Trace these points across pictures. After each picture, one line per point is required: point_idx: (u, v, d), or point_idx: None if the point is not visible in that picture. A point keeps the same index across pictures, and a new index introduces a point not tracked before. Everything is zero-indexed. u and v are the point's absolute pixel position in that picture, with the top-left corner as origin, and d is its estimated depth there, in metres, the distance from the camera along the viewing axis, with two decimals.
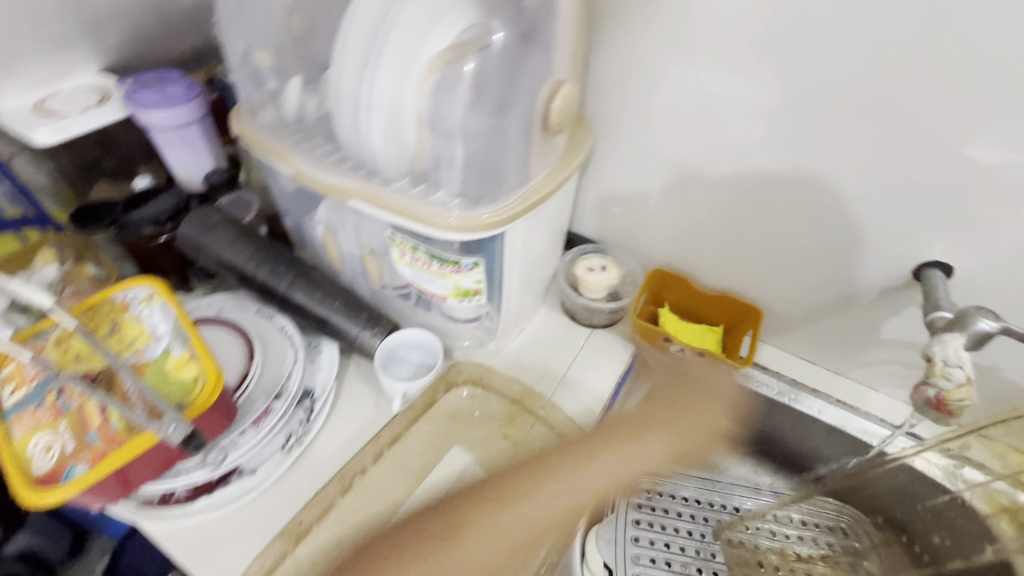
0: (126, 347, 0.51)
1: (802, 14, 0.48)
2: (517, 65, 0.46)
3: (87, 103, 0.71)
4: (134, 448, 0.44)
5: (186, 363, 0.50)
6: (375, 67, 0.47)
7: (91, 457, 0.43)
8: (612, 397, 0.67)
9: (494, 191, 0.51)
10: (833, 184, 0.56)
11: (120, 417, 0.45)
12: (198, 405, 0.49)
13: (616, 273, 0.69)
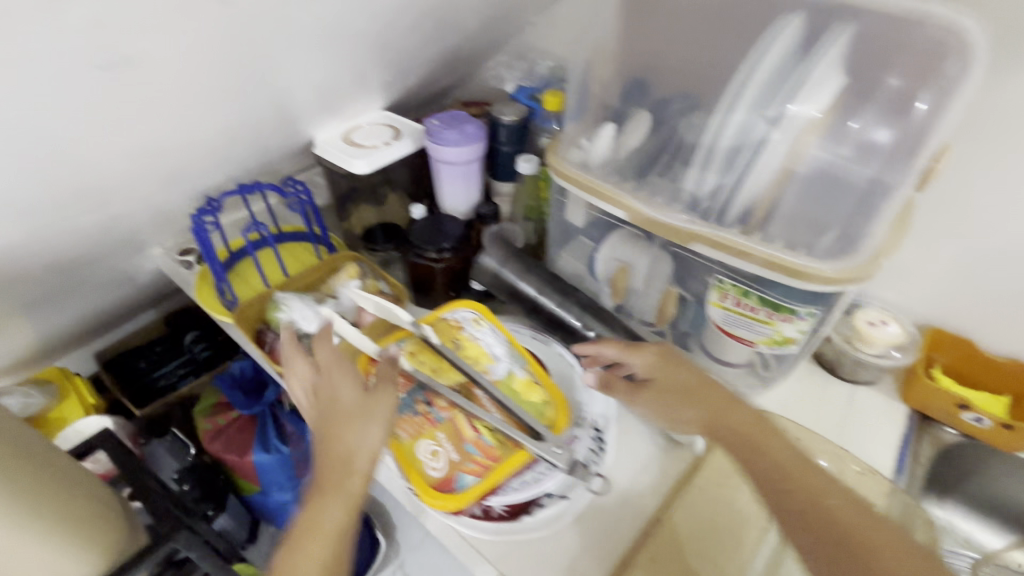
0: (477, 363, 0.60)
1: None
2: (917, 126, 0.46)
3: (385, 137, 0.79)
4: (512, 464, 0.54)
5: (532, 385, 0.59)
6: (778, 108, 0.49)
7: (477, 469, 0.55)
8: (898, 459, 0.64)
9: (846, 245, 0.50)
10: None
11: (491, 433, 0.56)
12: (558, 423, 0.58)
13: (897, 328, 0.68)
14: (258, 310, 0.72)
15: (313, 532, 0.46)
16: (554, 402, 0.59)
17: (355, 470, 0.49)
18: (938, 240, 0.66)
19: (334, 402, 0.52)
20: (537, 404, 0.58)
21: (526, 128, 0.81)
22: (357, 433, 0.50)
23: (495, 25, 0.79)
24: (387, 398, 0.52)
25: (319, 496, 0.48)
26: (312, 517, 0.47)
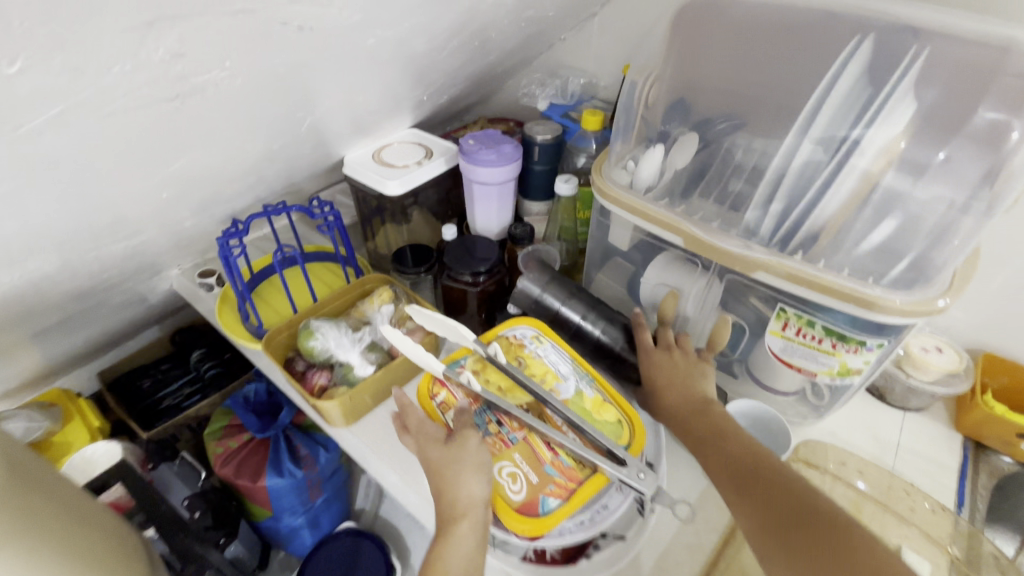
0: (545, 379, 0.59)
1: None
2: (1003, 150, 0.43)
3: (416, 157, 0.77)
4: (595, 486, 0.52)
5: (603, 405, 0.58)
6: (855, 136, 0.48)
7: (560, 492, 0.52)
8: (960, 491, 0.61)
9: (919, 276, 0.48)
10: None
11: (570, 454, 0.54)
12: (637, 445, 0.56)
13: (950, 355, 0.67)
14: (285, 337, 0.69)
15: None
16: (628, 422, 0.58)
17: (467, 512, 0.47)
18: (992, 264, 0.64)
19: (433, 459, 0.52)
20: (612, 424, 0.57)
21: (560, 147, 0.79)
22: (460, 479, 0.49)
23: (529, 44, 0.77)
24: (470, 443, 0.51)
25: (437, 543, 0.46)
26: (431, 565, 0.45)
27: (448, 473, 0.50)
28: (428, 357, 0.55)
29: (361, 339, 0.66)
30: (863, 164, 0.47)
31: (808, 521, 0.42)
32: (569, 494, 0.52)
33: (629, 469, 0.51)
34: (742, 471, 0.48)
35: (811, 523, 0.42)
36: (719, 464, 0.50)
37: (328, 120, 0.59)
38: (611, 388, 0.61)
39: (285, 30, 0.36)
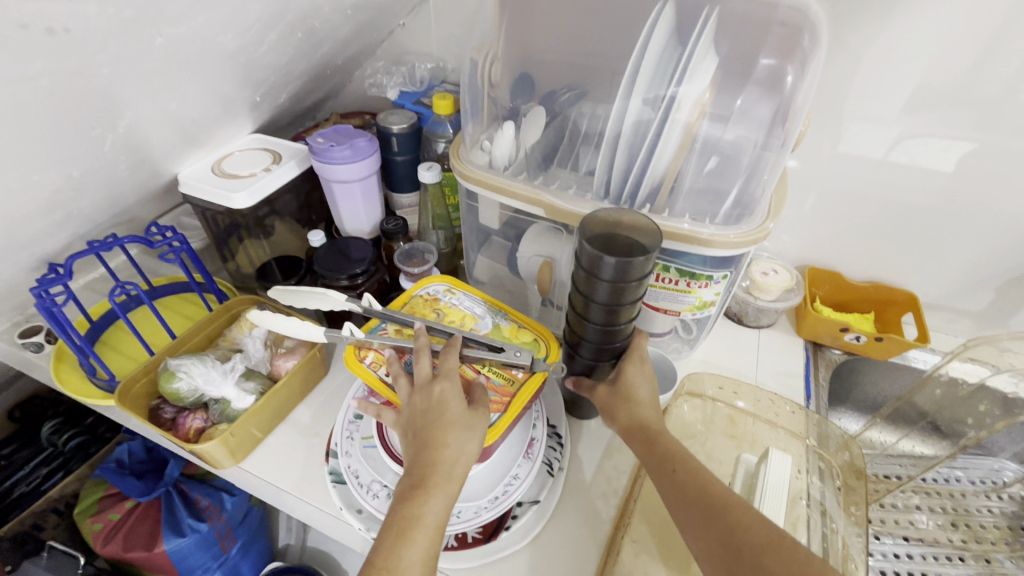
0: (464, 321, 0.59)
1: (974, 40, 0.57)
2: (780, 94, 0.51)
3: (261, 163, 0.71)
4: (529, 391, 0.53)
5: (520, 330, 0.59)
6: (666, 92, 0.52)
7: (496, 407, 0.52)
8: (807, 386, 0.72)
9: (741, 211, 0.54)
10: (990, 175, 0.64)
11: (498, 373, 0.54)
12: (553, 354, 0.58)
13: (786, 273, 0.76)
14: (146, 384, 0.61)
15: (415, 531, 0.42)
16: (544, 339, 0.59)
17: (457, 477, 0.45)
18: (799, 192, 0.75)
19: (439, 408, 0.47)
20: (531, 344, 0.58)
21: (418, 135, 0.78)
22: (460, 441, 0.46)
23: (365, 31, 0.75)
24: (480, 412, 0.48)
25: (412, 491, 0.44)
26: (408, 520, 0.42)
27: (435, 434, 0.46)
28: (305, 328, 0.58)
29: (234, 369, 0.60)
30: (682, 117, 0.52)
31: (672, 478, 0.47)
32: (505, 407, 0.52)
33: (508, 352, 0.54)
34: (688, 503, 0.45)
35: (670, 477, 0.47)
36: (636, 439, 0.51)
37: (140, 133, 0.53)
38: (526, 318, 0.62)
39: (29, 33, 0.33)
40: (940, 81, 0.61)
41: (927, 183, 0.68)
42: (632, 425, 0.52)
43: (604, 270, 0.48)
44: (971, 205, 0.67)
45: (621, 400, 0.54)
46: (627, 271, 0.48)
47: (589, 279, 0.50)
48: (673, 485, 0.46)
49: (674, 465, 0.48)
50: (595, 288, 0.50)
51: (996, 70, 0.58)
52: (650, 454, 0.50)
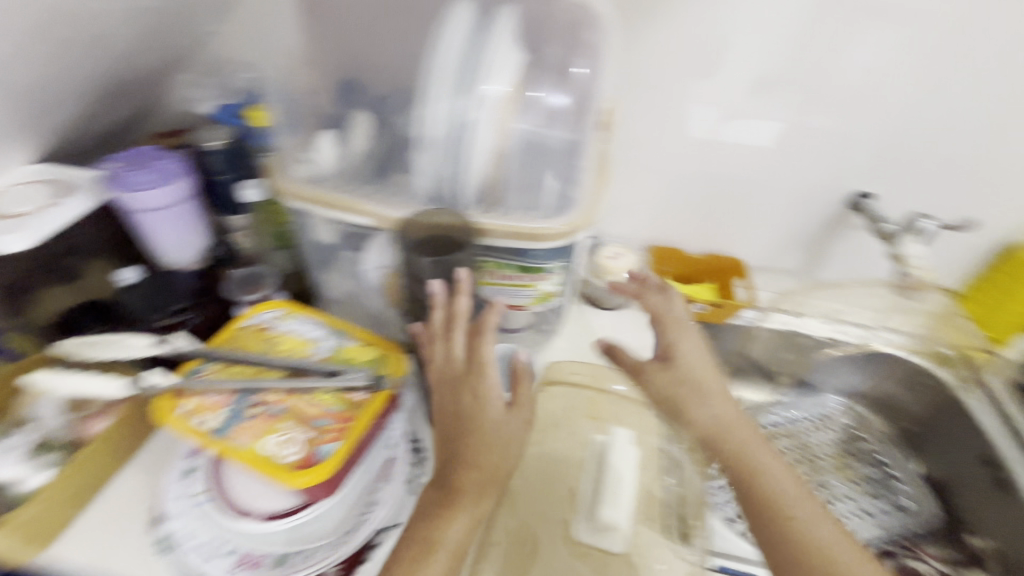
0: (298, 348, 0.55)
1: (745, 28, 0.64)
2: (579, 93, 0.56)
3: (37, 198, 0.61)
4: (373, 409, 0.50)
5: (362, 347, 0.56)
6: (476, 89, 0.51)
7: (335, 433, 0.48)
8: (658, 358, 0.77)
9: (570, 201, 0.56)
10: (779, 147, 0.73)
11: (336, 397, 0.50)
12: (398, 366, 0.55)
13: (627, 256, 0.81)
14: None
15: (432, 554, 0.45)
16: (389, 351, 0.56)
17: (503, 475, 0.49)
18: (631, 179, 0.80)
19: (477, 412, 0.49)
20: (374, 359, 0.55)
21: (241, 150, 0.69)
22: (511, 433, 0.50)
23: (156, 43, 0.67)
24: (523, 401, 0.51)
25: (439, 508, 0.47)
26: (430, 541, 0.46)
27: (485, 446, 0.48)
28: (98, 381, 0.51)
29: (22, 443, 0.52)
30: (506, 116, 0.52)
31: (760, 507, 0.47)
32: (346, 432, 0.48)
33: (346, 374, 0.52)
34: (779, 551, 0.45)
35: (762, 509, 0.47)
36: (728, 465, 0.50)
37: None
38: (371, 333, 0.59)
39: None
40: (727, 68, 0.68)
41: (733, 160, 0.75)
42: (730, 434, 0.52)
43: (425, 271, 0.52)
44: (773, 177, 0.76)
45: (683, 385, 0.54)
46: (449, 268, 0.53)
47: (415, 281, 0.55)
48: (776, 519, 0.46)
49: (750, 470, 0.49)
50: (421, 289, 0.56)
51: (778, 58, 0.66)
52: (748, 476, 0.49)
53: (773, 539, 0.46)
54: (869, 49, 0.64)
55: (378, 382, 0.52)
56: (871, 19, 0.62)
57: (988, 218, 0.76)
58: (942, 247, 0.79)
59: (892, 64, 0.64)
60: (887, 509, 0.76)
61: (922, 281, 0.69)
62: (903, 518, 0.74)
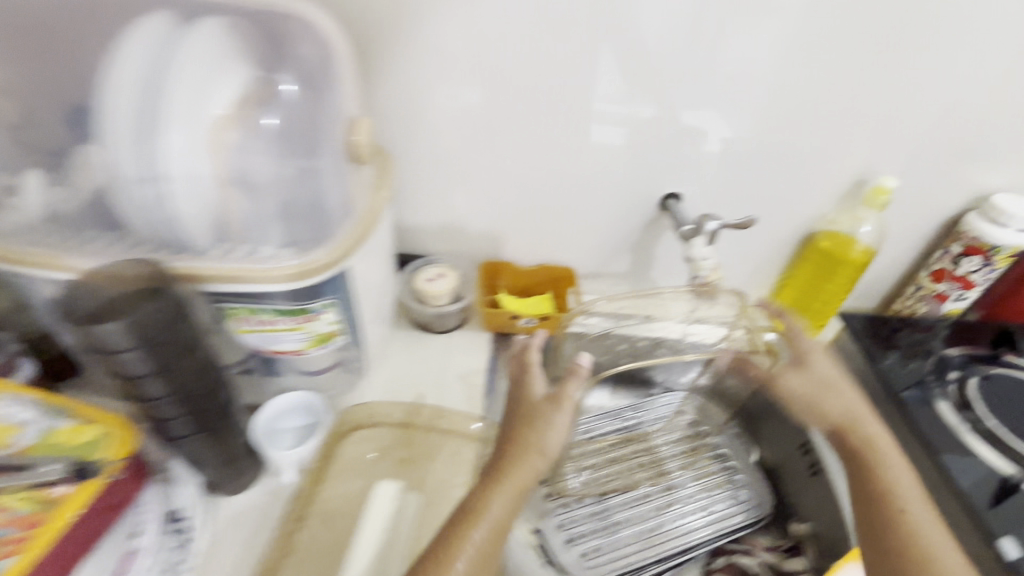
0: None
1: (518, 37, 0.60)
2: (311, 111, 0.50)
3: None
4: (68, 510, 0.46)
5: (78, 429, 0.51)
6: (163, 129, 0.43)
7: (15, 547, 0.43)
8: (486, 381, 0.74)
9: (323, 230, 0.52)
10: (582, 157, 0.71)
11: (26, 500, 0.45)
12: (117, 450, 0.50)
13: (452, 276, 0.75)
14: None
15: (469, 525, 0.50)
16: (112, 431, 0.51)
17: (541, 457, 0.55)
18: (444, 195, 0.76)
19: (539, 417, 0.57)
20: (89, 443, 0.50)
21: None
22: (550, 437, 0.57)
23: None
24: (555, 421, 0.57)
25: (477, 493, 0.52)
26: (469, 511, 0.51)
27: (521, 455, 0.55)
28: None
29: None
30: (208, 165, 0.45)
31: (872, 494, 0.56)
32: (29, 543, 0.43)
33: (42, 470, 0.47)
34: (885, 541, 0.53)
35: (874, 496, 0.56)
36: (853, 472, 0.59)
37: None
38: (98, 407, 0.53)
39: None
40: (509, 78, 0.64)
41: (540, 171, 0.73)
42: (862, 464, 0.59)
43: (116, 341, 0.40)
44: (584, 185, 0.74)
45: (831, 394, 0.64)
46: (150, 327, 0.41)
47: (110, 356, 0.41)
48: (884, 504, 0.55)
49: (884, 484, 0.57)
50: (123, 364, 0.42)
51: (558, 63, 0.62)
52: (865, 489, 0.57)
53: (879, 532, 0.54)
54: (646, 50, 0.61)
55: (82, 474, 0.48)
56: (640, 18, 0.59)
57: (795, 211, 0.76)
58: (760, 241, 0.80)
59: (671, 64, 0.62)
60: (729, 502, 0.77)
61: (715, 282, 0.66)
62: (743, 511, 0.75)
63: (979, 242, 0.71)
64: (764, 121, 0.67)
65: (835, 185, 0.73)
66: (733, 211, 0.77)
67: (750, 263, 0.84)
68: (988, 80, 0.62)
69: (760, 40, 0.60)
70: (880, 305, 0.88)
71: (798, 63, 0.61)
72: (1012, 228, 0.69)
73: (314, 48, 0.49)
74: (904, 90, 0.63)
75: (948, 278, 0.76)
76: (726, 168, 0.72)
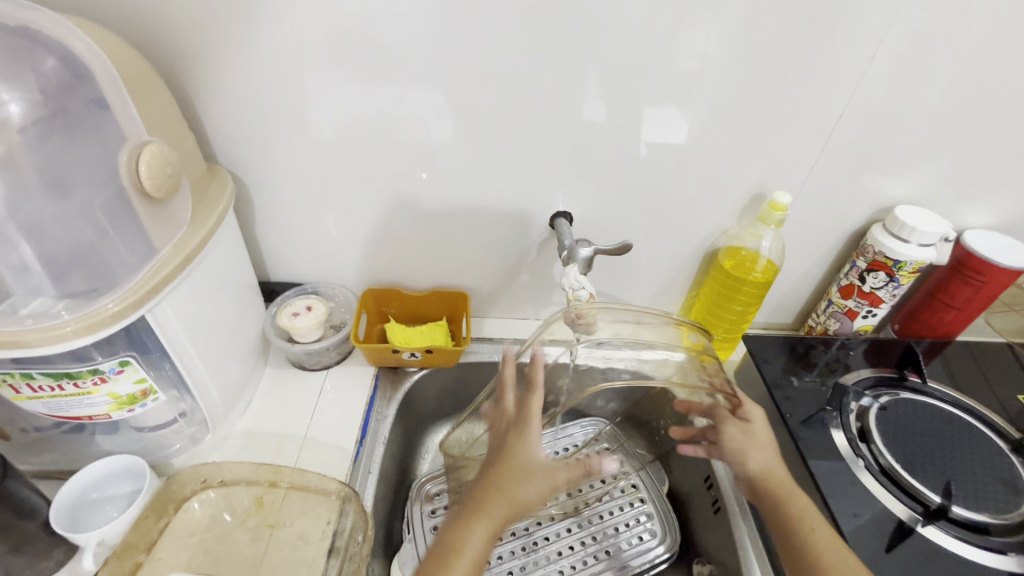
0: None
1: (360, 40, 0.55)
2: (75, 138, 0.42)
3: None
4: None
5: None
6: None
7: None
8: (365, 425, 0.66)
9: (112, 276, 0.45)
10: (456, 172, 0.65)
11: None
12: None
13: (323, 308, 0.70)
14: None
15: (454, 561, 0.42)
16: None
17: (520, 497, 0.44)
18: (313, 217, 0.70)
19: (520, 452, 0.45)
20: None
21: None
22: (530, 475, 0.45)
23: None
24: (531, 440, 0.46)
25: (458, 526, 0.44)
26: (451, 549, 0.42)
27: (504, 481, 0.44)
28: None
29: None
30: None
31: (800, 548, 0.49)
32: None
33: None
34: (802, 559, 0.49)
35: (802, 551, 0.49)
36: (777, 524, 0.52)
37: None
38: None
39: None
40: (360, 87, 0.58)
41: (414, 188, 0.67)
42: (784, 511, 0.52)
43: None
44: (467, 204, 0.69)
45: (755, 442, 0.56)
46: None
47: None
48: (810, 558, 0.48)
49: (805, 524, 0.51)
50: None
51: (415, 72, 0.57)
52: (790, 533, 0.51)
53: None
54: (508, 58, 0.56)
55: None
56: (496, 25, 0.54)
57: (695, 227, 0.72)
58: (661, 258, 0.76)
59: (539, 74, 0.57)
60: (636, 540, 0.71)
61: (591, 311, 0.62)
62: (649, 550, 0.70)
63: (883, 257, 0.67)
64: (646, 132, 0.62)
65: (731, 199, 0.68)
66: (629, 227, 0.72)
67: (656, 281, 0.79)
68: (874, 87, 0.58)
69: (628, 47, 0.56)
70: (796, 320, 0.84)
71: (674, 69, 0.57)
72: (915, 243, 0.65)
73: (75, 62, 0.42)
74: (784, 94, 0.59)
75: (857, 295, 0.72)
76: (614, 182, 0.67)
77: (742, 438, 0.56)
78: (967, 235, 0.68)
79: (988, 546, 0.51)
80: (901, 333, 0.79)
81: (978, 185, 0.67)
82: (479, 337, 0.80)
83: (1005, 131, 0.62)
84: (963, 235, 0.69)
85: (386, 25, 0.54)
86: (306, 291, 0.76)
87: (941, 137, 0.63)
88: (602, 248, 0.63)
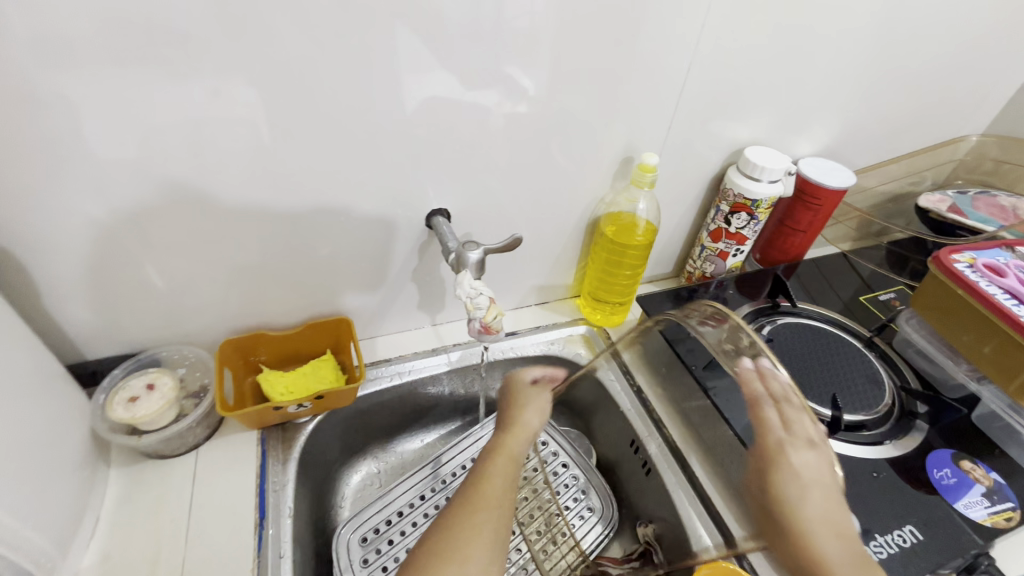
0: None
1: (126, 35, 0.41)
2: None
3: None
4: None
5: None
6: None
7: None
8: (262, 503, 0.56)
9: None
10: (301, 183, 0.55)
11: None
12: None
13: (171, 383, 0.57)
14: None
15: (498, 457, 0.55)
16: None
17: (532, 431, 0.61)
18: (125, 271, 0.55)
19: (513, 385, 0.67)
20: None
21: None
22: (538, 409, 0.64)
23: None
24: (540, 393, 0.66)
25: (497, 440, 0.58)
26: (496, 451, 0.56)
27: (514, 401, 0.64)
28: None
29: None
30: None
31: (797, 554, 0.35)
32: None
33: None
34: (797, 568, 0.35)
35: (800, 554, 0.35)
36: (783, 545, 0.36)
37: None
38: None
39: None
40: (143, 96, 0.45)
41: (252, 209, 0.55)
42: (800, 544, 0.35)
43: None
44: (322, 217, 0.59)
45: (811, 501, 0.37)
46: None
47: None
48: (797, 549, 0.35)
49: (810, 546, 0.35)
50: None
51: (216, 69, 0.45)
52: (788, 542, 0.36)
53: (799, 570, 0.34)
54: (333, 40, 0.47)
55: None
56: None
57: (574, 198, 0.70)
58: (547, 235, 0.73)
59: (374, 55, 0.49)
60: (580, 520, 0.70)
61: (493, 322, 0.60)
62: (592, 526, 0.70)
63: (743, 199, 0.71)
64: (506, 107, 0.58)
65: (603, 165, 0.67)
66: (509, 212, 0.68)
67: (546, 259, 0.77)
68: (714, 33, 0.60)
69: (473, 15, 0.50)
70: (676, 268, 0.89)
71: (522, 34, 0.53)
72: (765, 181, 0.70)
73: None
74: (636, 51, 0.58)
75: (725, 237, 0.76)
76: (483, 165, 0.62)
77: (800, 481, 0.37)
78: (804, 166, 0.76)
79: (868, 441, 0.59)
80: (762, 261, 0.87)
81: (804, 115, 0.74)
82: (373, 361, 0.72)
83: (817, 64, 0.68)
84: (799, 165, 0.77)
85: (157, 12, 0.41)
86: (142, 362, 0.61)
87: (772, 75, 0.67)
88: (492, 247, 0.59)
